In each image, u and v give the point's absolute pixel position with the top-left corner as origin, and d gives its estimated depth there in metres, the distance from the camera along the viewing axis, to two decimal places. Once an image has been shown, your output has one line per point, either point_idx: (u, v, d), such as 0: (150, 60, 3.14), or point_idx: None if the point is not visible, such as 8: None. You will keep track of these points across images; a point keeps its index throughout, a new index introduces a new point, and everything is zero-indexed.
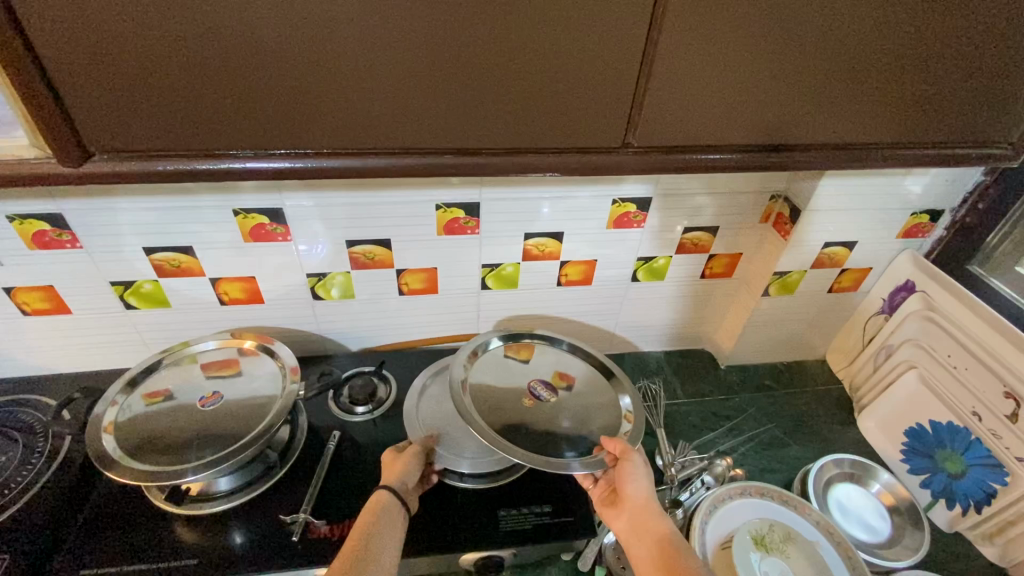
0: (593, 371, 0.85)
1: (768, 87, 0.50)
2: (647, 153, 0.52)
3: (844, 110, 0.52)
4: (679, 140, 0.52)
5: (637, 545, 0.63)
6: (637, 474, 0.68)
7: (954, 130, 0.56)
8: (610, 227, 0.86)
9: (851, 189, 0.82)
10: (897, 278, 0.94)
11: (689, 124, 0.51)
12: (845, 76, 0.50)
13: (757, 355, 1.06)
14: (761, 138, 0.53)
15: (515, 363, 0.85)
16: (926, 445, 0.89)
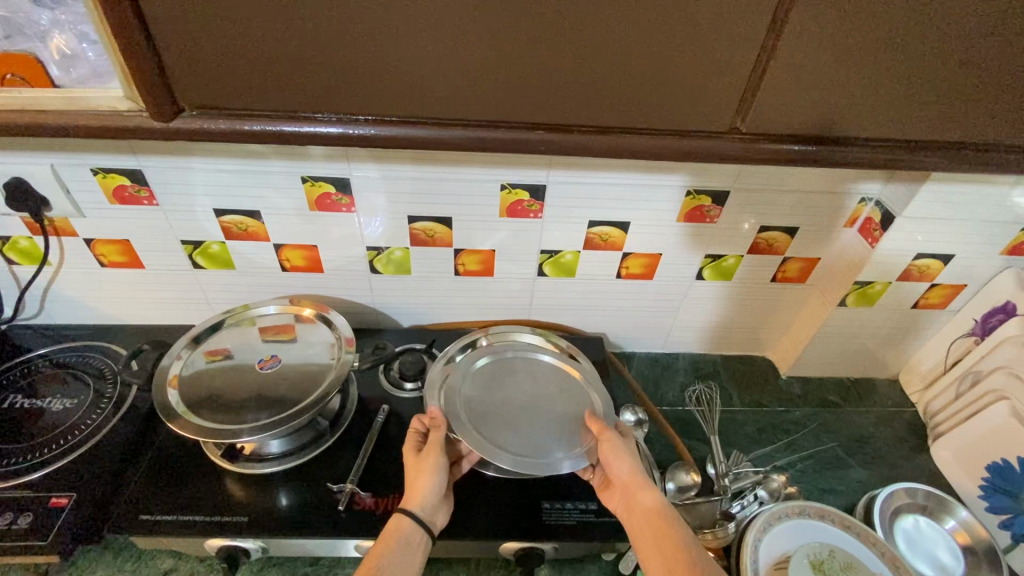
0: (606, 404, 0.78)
1: (898, 77, 0.44)
2: (753, 141, 0.48)
3: (987, 108, 0.46)
4: (786, 126, 0.47)
5: (633, 521, 0.62)
6: (619, 452, 0.66)
7: None
8: (681, 220, 0.81)
9: (957, 195, 0.74)
10: (995, 298, 0.85)
11: (800, 110, 0.46)
12: (997, 67, 0.43)
13: (823, 367, 1.00)
14: (877, 132, 0.48)
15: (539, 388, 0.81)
16: (1010, 483, 0.81)
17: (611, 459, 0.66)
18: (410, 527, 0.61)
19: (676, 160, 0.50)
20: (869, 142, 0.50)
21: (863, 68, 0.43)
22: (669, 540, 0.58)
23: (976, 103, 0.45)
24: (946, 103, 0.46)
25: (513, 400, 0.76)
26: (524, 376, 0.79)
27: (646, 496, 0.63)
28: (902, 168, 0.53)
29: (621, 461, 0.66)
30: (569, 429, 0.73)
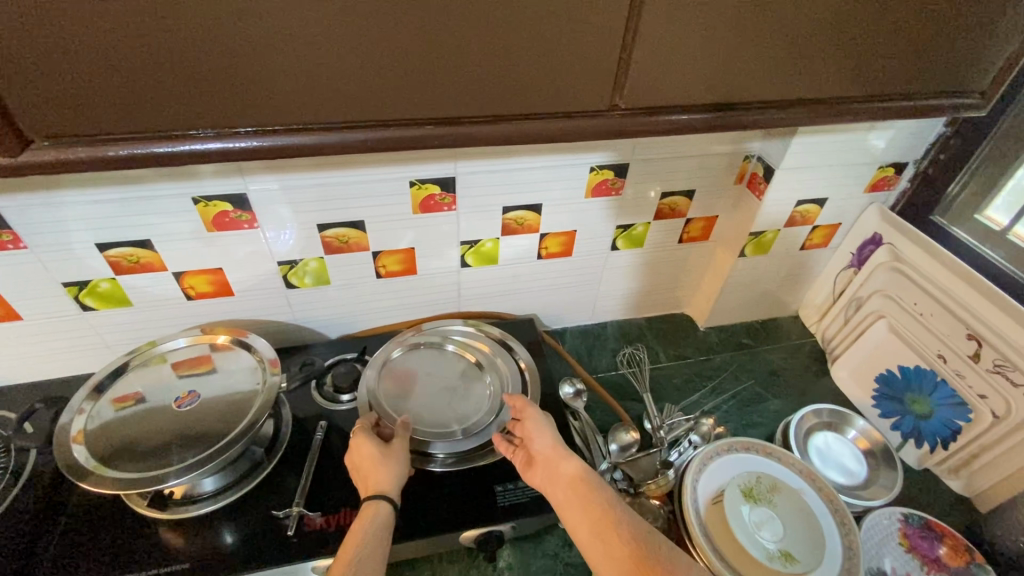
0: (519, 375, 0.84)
1: (759, 44, 0.48)
2: (631, 115, 0.51)
3: (836, 62, 0.51)
4: (667, 96, 0.50)
5: (556, 492, 0.65)
6: (538, 430, 0.71)
7: (934, 80, 0.55)
8: (589, 195, 0.85)
9: (822, 145, 0.83)
10: (864, 232, 0.96)
11: (679, 80, 0.49)
12: (838, 26, 0.48)
13: (733, 314, 1.09)
14: (748, 97, 0.52)
15: (447, 364, 0.85)
16: (896, 390, 0.92)
17: (531, 437, 0.71)
18: (380, 514, 0.61)
19: (571, 140, 0.51)
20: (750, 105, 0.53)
21: (721, 35, 0.47)
22: (592, 504, 0.60)
23: (815, 59, 0.50)
24: (802, 60, 0.50)
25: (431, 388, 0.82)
26: (442, 359, 0.86)
27: (566, 468, 0.65)
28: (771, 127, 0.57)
29: (542, 438, 0.70)
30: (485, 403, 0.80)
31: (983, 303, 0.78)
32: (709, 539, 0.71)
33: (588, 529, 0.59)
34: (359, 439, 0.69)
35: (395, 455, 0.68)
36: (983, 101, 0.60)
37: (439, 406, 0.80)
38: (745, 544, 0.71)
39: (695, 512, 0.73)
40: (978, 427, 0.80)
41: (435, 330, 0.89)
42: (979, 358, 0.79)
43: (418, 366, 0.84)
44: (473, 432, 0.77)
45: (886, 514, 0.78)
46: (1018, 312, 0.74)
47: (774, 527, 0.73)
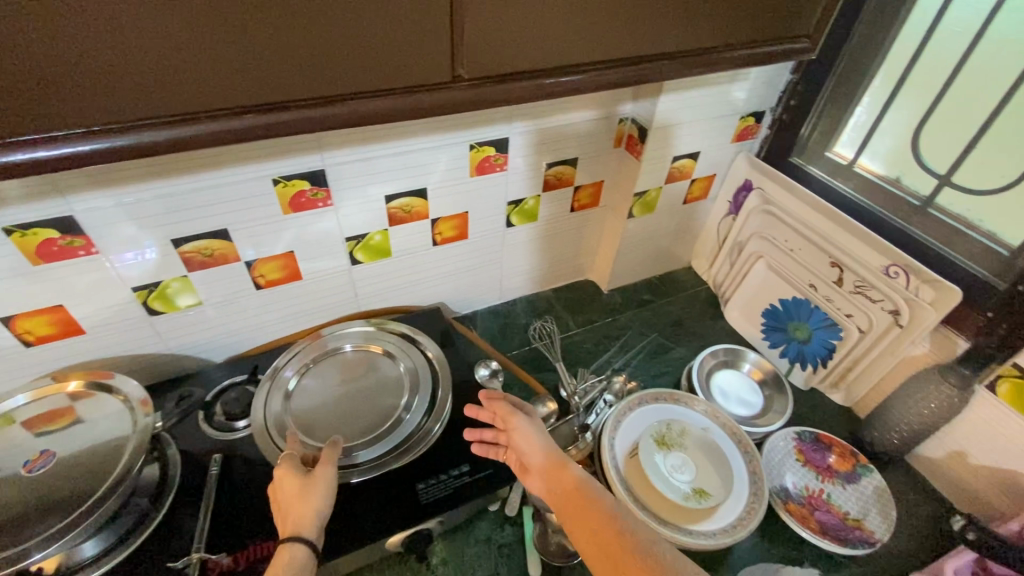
0: (426, 364, 0.80)
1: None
2: (480, 84, 0.48)
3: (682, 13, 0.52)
4: (523, 58, 0.48)
5: (558, 505, 0.57)
6: (529, 436, 0.65)
7: (765, 27, 0.59)
8: (473, 174, 0.82)
9: (688, 100, 0.86)
10: (737, 180, 1.02)
11: (531, 42, 0.47)
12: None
13: (633, 273, 1.13)
14: (604, 56, 0.52)
15: (349, 370, 0.79)
16: (780, 320, 0.98)
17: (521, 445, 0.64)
18: (299, 554, 0.54)
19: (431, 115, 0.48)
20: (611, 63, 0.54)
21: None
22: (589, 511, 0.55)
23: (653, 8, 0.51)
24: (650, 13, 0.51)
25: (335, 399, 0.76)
26: (343, 367, 0.80)
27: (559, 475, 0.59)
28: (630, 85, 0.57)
29: (534, 443, 0.64)
30: (393, 401, 0.75)
31: (841, 233, 0.85)
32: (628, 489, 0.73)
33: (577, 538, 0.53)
34: (283, 473, 0.61)
35: (321, 481, 0.60)
36: (809, 46, 0.63)
37: (345, 416, 0.74)
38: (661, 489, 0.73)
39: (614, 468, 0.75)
40: (847, 343, 0.87)
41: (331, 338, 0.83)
42: (842, 283, 0.86)
43: (318, 381, 0.78)
44: (386, 433, 0.72)
45: (783, 437, 0.84)
46: (870, 238, 0.81)
47: (687, 468, 0.77)
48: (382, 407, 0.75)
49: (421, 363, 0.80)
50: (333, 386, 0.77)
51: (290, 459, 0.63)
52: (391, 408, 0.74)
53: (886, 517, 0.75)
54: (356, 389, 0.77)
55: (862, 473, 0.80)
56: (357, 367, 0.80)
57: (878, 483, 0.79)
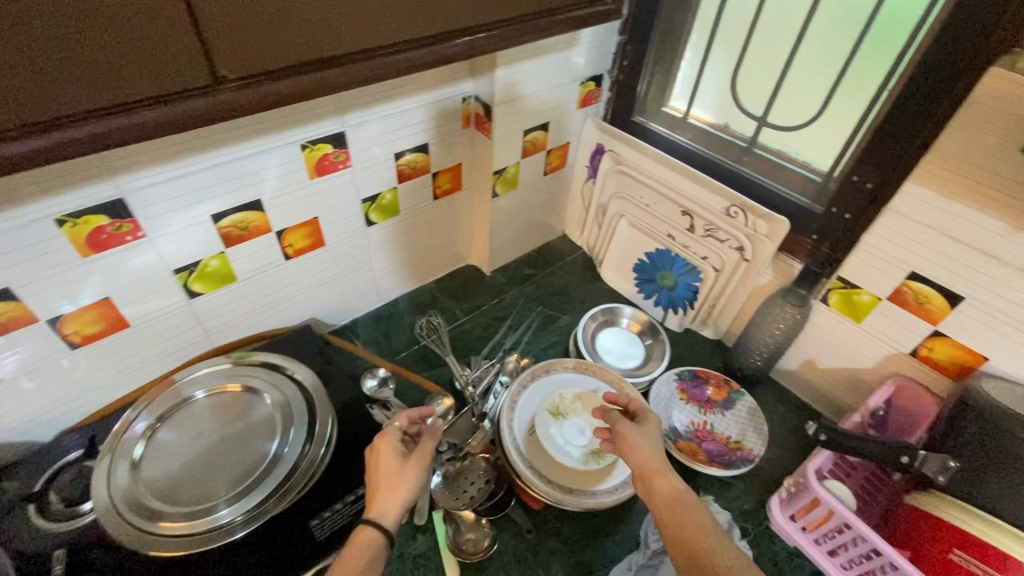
0: (293, 391, 0.73)
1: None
2: (252, 84, 0.41)
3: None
4: (320, 46, 0.43)
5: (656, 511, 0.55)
6: (632, 444, 0.62)
7: None
8: (314, 176, 0.75)
9: (528, 72, 0.84)
10: (590, 144, 1.04)
11: (323, 27, 0.42)
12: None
13: (511, 250, 1.12)
14: (414, 34, 0.48)
15: (205, 422, 0.70)
16: (648, 272, 1.03)
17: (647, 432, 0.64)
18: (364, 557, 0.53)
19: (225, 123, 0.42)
20: (426, 40, 0.49)
21: None
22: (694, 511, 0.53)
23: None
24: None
25: (194, 459, 0.67)
26: (197, 420, 0.70)
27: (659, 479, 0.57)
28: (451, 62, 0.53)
29: (631, 449, 0.61)
30: (264, 443, 0.68)
31: (687, 182, 0.90)
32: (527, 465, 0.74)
33: (678, 543, 0.51)
34: (387, 442, 0.62)
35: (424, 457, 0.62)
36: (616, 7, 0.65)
37: (210, 474, 0.65)
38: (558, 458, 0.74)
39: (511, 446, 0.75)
40: (706, 283, 0.94)
41: (175, 391, 0.72)
42: (693, 228, 0.92)
43: (169, 444, 0.68)
44: (261, 480, 0.64)
45: (665, 382, 0.89)
46: (710, 184, 0.87)
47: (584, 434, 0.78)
48: (252, 453, 0.67)
49: (289, 389, 0.73)
50: (189, 445, 0.68)
51: (394, 433, 0.63)
52: (263, 452, 0.67)
53: (759, 434, 0.83)
54: (217, 441, 0.68)
55: (736, 397, 0.87)
56: (213, 416, 0.71)
57: (750, 403, 0.86)
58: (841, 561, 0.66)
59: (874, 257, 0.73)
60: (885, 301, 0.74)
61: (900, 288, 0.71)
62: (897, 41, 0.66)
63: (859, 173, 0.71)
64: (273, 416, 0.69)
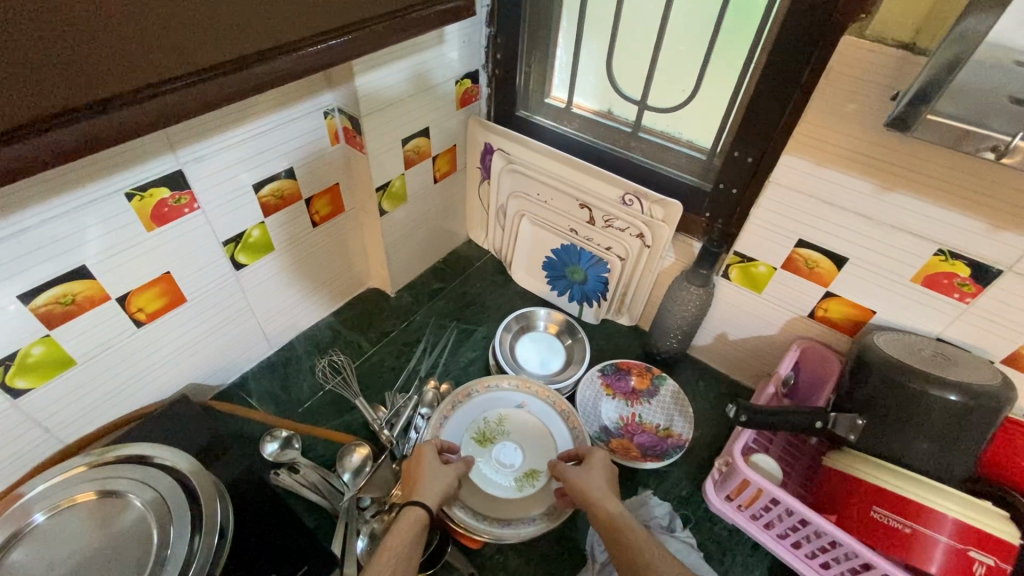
0: (171, 479, 0.62)
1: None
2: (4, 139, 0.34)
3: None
4: (114, 80, 0.38)
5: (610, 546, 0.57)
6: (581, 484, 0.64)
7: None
8: (153, 227, 0.64)
9: (395, 75, 0.76)
10: (478, 145, 0.98)
11: (92, 66, 0.36)
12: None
13: (414, 266, 1.04)
14: (234, 55, 0.44)
15: (53, 547, 0.56)
16: (558, 269, 1.00)
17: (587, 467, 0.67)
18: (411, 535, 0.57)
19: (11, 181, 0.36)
20: (250, 57, 0.44)
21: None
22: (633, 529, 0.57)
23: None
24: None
25: None
26: (42, 547, 0.57)
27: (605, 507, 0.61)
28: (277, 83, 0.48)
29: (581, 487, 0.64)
30: (134, 552, 0.56)
31: (581, 174, 0.87)
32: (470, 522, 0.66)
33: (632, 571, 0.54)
34: (426, 449, 0.67)
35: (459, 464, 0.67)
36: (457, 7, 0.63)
37: None
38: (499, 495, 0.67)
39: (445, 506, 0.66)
40: (615, 274, 0.92)
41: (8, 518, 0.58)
42: (593, 220, 0.90)
43: None
44: None
45: (589, 382, 0.87)
46: (602, 174, 0.85)
47: (511, 453, 0.76)
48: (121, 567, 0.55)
49: (163, 479, 0.61)
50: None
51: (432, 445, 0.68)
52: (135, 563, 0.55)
53: (686, 417, 0.83)
54: (71, 565, 0.55)
55: (659, 382, 0.87)
56: (65, 536, 0.57)
57: (671, 386, 0.87)
58: (775, 531, 0.68)
59: (765, 230, 0.73)
60: (779, 270, 0.76)
61: (790, 257, 0.73)
62: (754, 14, 0.67)
63: (739, 148, 0.71)
64: (144, 518, 0.58)
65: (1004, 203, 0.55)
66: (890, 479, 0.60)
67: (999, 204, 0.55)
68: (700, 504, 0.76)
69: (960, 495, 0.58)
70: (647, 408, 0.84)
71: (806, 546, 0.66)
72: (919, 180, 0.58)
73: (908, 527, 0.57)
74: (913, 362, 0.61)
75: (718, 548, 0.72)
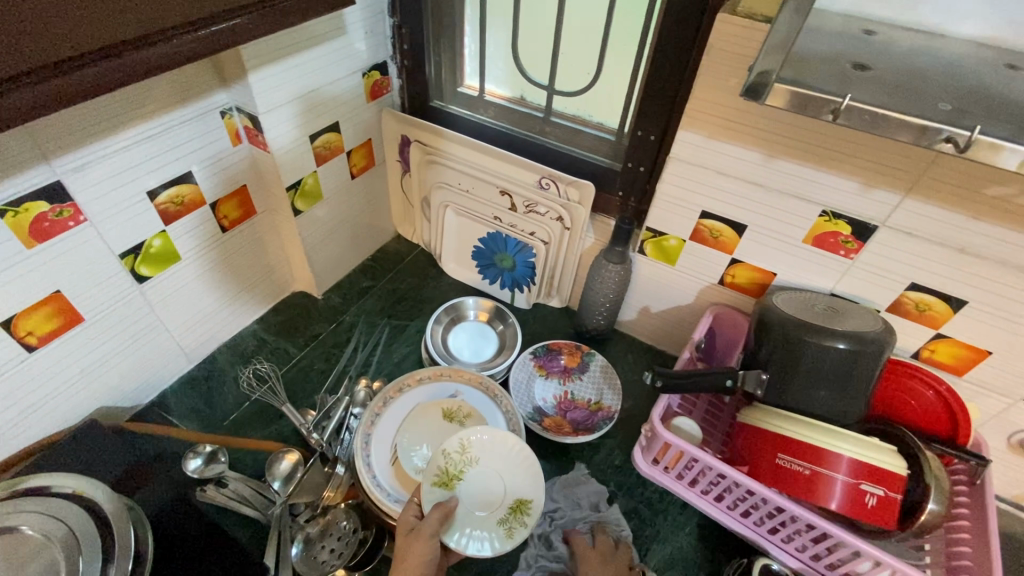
0: (81, 509, 0.57)
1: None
2: None
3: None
4: None
5: None
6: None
7: None
8: (33, 243, 0.60)
9: (294, 69, 0.74)
10: (395, 138, 0.96)
11: None
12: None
13: (340, 265, 1.02)
14: (78, 50, 0.43)
15: None
16: (486, 257, 1.00)
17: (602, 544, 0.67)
18: None
19: None
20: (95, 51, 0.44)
21: None
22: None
23: None
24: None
25: None
26: None
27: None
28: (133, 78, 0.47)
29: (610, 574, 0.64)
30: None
31: (497, 160, 0.87)
32: (509, 527, 0.64)
33: None
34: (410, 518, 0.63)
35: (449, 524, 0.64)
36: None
37: None
38: (494, 492, 0.67)
39: (463, 533, 0.63)
40: (541, 258, 0.94)
41: None
42: (514, 206, 0.91)
43: None
44: None
45: (521, 365, 0.88)
46: (517, 160, 0.85)
47: (484, 482, 0.67)
48: None
49: (71, 510, 0.57)
50: None
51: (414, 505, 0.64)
52: None
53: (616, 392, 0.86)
54: None
55: (589, 359, 0.89)
56: None
57: (599, 361, 0.89)
58: (699, 488, 0.71)
59: (672, 204, 0.76)
60: (688, 242, 0.79)
61: (696, 228, 0.77)
62: None
63: (641, 127, 0.74)
64: (49, 553, 0.54)
65: (871, 163, 0.60)
66: (806, 432, 0.62)
67: (866, 164, 0.60)
68: (633, 472, 0.79)
69: (856, 436, 0.62)
70: (579, 386, 0.87)
71: (727, 497, 0.69)
72: (797, 146, 0.62)
73: (809, 470, 0.61)
74: (806, 318, 0.66)
75: (650, 510, 0.76)
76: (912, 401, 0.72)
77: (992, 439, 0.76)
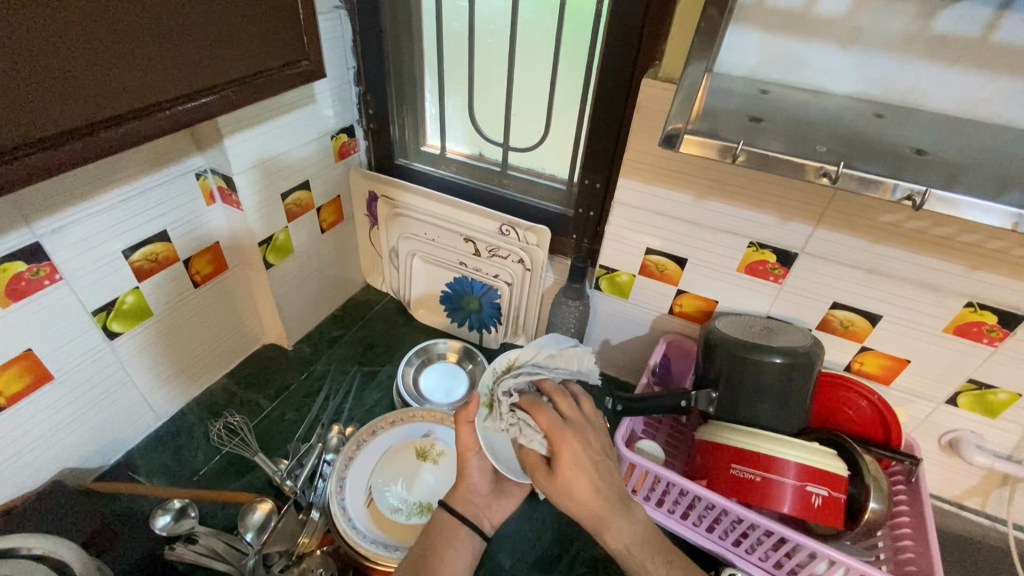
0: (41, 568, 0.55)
1: (23, 67, 0.42)
2: None
3: (156, 58, 0.51)
4: None
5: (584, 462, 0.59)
6: (576, 445, 0.58)
7: (255, 60, 0.60)
8: (9, 303, 0.62)
9: (266, 133, 0.80)
10: (363, 193, 1.02)
11: None
12: (119, 25, 0.47)
13: (310, 316, 1.04)
14: (80, 122, 0.47)
15: None
16: (455, 300, 1.04)
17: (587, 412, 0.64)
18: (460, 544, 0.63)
19: None
20: (95, 123, 0.48)
21: None
22: (610, 538, 0.58)
23: (96, 73, 0.47)
24: (113, 66, 0.48)
25: None
26: None
27: (574, 503, 0.58)
28: (123, 147, 0.51)
29: (577, 428, 0.61)
30: None
31: (459, 210, 0.94)
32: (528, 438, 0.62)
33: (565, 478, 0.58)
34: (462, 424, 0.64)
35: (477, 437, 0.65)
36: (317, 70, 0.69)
37: None
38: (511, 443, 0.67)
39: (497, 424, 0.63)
40: (506, 299, 0.99)
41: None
42: (478, 252, 0.97)
43: None
44: None
45: None
46: (478, 209, 0.92)
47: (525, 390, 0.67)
48: None
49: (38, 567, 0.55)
50: None
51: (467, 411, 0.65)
52: None
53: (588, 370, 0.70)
54: None
55: None
56: None
57: (580, 345, 0.71)
58: (666, 507, 0.75)
59: (620, 243, 0.84)
60: (638, 276, 0.86)
61: (644, 263, 0.84)
62: (581, 62, 0.79)
63: (588, 176, 0.83)
64: None
65: (784, 199, 0.69)
66: (759, 443, 0.67)
67: (781, 200, 0.69)
68: None
69: (800, 442, 0.67)
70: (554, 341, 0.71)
71: (693, 511, 0.73)
72: (720, 188, 0.72)
73: (761, 476, 0.66)
74: (746, 338, 0.73)
75: None
76: (850, 411, 0.79)
77: (925, 442, 0.84)
